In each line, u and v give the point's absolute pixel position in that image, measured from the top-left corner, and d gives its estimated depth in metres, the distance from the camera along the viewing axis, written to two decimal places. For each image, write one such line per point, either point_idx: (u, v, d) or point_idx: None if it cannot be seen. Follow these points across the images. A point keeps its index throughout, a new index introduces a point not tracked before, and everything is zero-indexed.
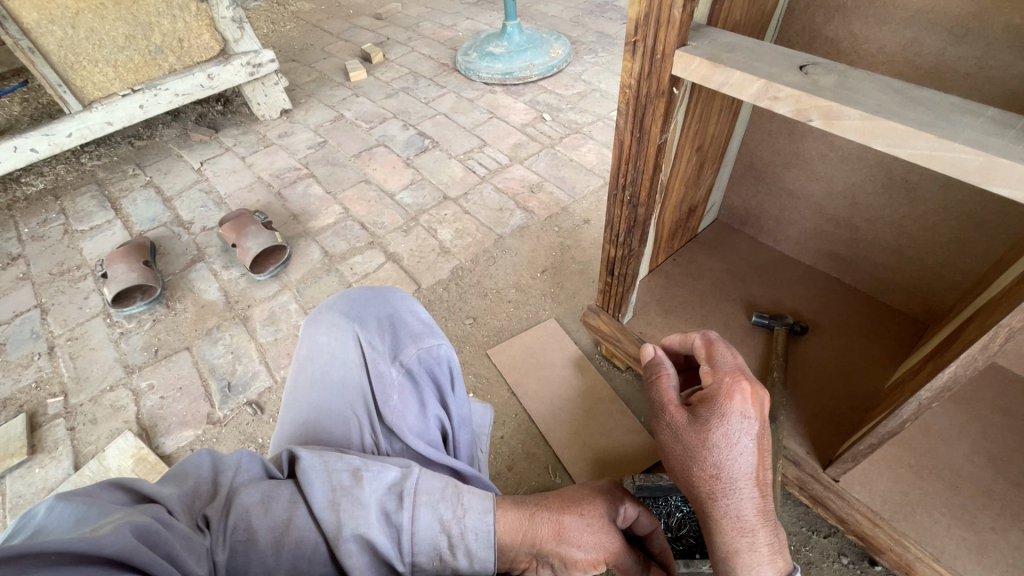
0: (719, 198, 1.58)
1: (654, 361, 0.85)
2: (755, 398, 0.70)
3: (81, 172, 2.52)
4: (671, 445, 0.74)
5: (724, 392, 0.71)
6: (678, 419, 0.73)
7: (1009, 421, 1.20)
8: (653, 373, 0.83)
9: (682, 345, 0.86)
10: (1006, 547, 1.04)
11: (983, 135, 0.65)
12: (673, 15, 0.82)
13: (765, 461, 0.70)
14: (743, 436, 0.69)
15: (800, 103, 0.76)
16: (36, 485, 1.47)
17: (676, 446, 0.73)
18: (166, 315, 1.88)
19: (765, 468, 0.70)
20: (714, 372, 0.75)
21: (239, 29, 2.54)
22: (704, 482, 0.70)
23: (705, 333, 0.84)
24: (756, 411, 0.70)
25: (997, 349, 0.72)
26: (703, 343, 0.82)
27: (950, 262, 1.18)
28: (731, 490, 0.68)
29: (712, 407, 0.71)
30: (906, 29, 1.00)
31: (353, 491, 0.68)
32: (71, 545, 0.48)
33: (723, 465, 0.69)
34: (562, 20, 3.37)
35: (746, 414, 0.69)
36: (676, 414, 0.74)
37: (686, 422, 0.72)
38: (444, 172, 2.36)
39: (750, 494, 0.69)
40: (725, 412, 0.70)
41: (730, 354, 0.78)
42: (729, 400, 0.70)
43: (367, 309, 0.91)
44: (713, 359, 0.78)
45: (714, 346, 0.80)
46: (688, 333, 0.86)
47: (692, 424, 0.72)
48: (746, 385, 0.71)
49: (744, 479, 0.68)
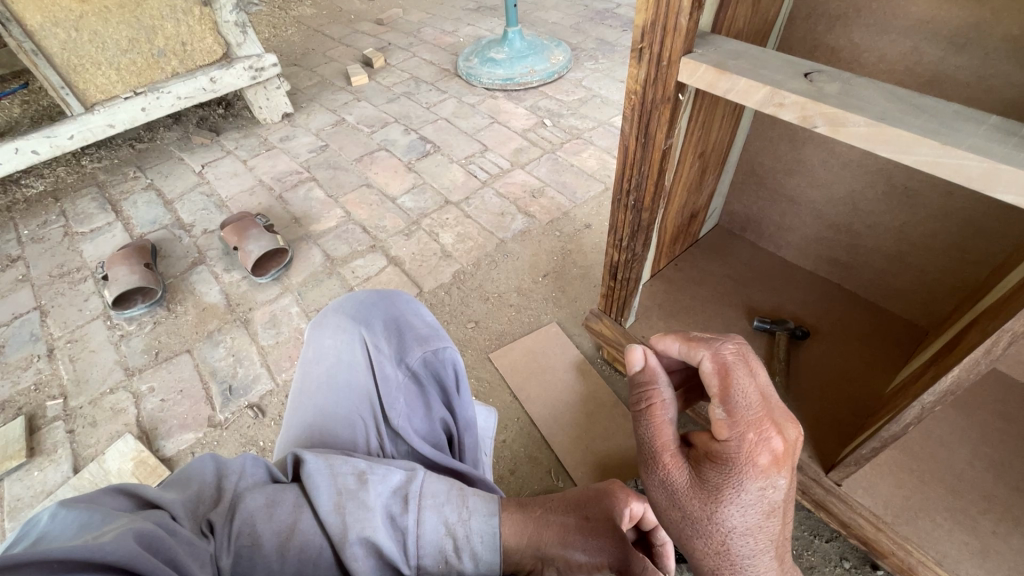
0: (719, 204, 1.60)
1: (650, 391, 0.77)
2: (784, 460, 0.63)
3: (81, 174, 2.52)
4: (672, 502, 0.69)
5: (746, 455, 0.63)
6: (682, 483, 0.68)
7: (1008, 425, 1.21)
8: (650, 408, 0.76)
9: (688, 358, 0.74)
10: (1008, 552, 1.05)
11: (986, 142, 0.66)
12: (679, 23, 0.84)
13: (787, 520, 0.66)
14: (766, 508, 0.64)
15: (805, 110, 0.77)
16: (34, 488, 1.46)
17: (677, 507, 0.68)
18: (166, 317, 1.87)
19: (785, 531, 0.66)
20: (732, 421, 0.65)
21: (242, 34, 2.55)
22: (710, 552, 0.67)
23: (718, 350, 0.71)
24: (785, 478, 0.63)
25: (999, 353, 0.73)
26: (717, 368, 0.69)
27: (948, 269, 1.20)
28: (742, 561, 0.65)
29: (728, 474, 0.64)
30: (906, 38, 1.02)
31: (359, 495, 0.68)
32: (73, 552, 0.48)
33: (736, 539, 0.65)
34: (563, 27, 3.39)
35: (771, 484, 0.63)
36: (680, 475, 0.68)
37: (693, 487, 0.67)
38: (446, 176, 2.37)
39: (765, 563, 0.65)
40: (745, 485, 0.63)
41: (751, 382, 0.67)
42: (752, 467, 0.63)
43: (373, 312, 0.92)
44: (733, 397, 0.66)
45: (731, 376, 0.68)
46: (695, 346, 0.73)
47: (700, 487, 0.66)
48: (775, 443, 0.63)
49: (759, 552, 0.65)
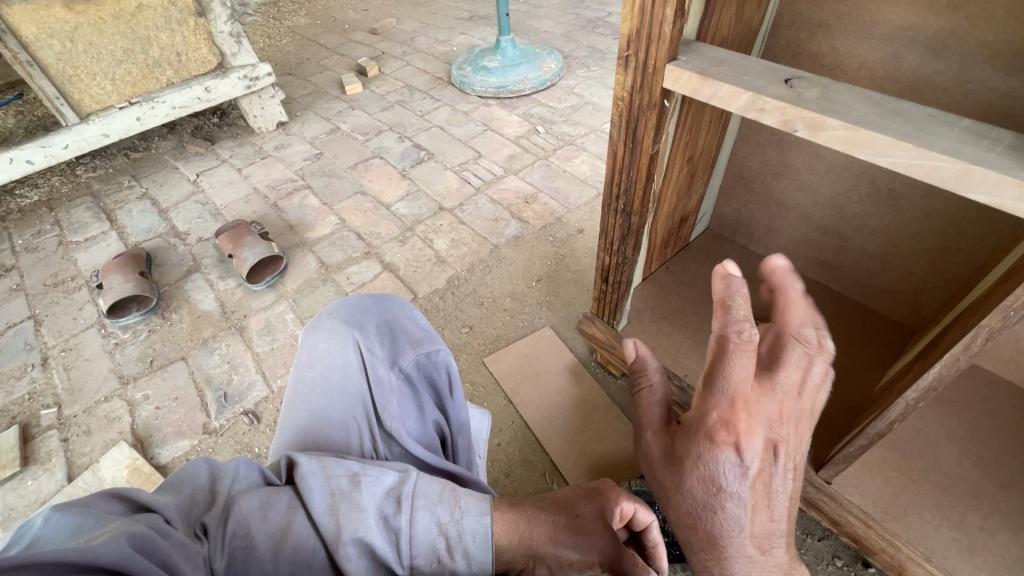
0: (709, 207, 1.62)
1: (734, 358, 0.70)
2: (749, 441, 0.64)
3: (76, 184, 2.52)
4: (649, 478, 0.77)
5: (727, 437, 0.65)
6: (654, 451, 0.76)
7: (993, 422, 1.23)
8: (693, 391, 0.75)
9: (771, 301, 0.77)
10: (995, 547, 1.07)
11: (959, 144, 0.69)
12: (664, 31, 0.86)
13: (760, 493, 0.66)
14: (727, 486, 0.66)
15: (786, 115, 0.79)
16: (28, 497, 1.46)
17: (654, 479, 0.75)
18: (161, 325, 1.88)
19: (767, 496, 0.67)
20: (706, 400, 0.68)
21: (236, 43, 2.57)
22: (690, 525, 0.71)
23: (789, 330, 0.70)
24: (754, 458, 0.65)
25: (977, 349, 0.74)
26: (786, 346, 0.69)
27: (933, 270, 1.22)
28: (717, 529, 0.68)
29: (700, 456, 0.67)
30: (885, 45, 1.05)
31: (351, 496, 0.69)
32: (66, 556, 0.48)
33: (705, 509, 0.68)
34: (555, 35, 3.44)
35: (735, 462, 0.65)
36: (653, 445, 0.77)
37: (661, 456, 0.74)
38: (439, 183, 2.39)
39: (747, 543, 0.68)
40: (720, 463, 0.66)
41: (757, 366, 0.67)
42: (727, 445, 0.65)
43: (367, 315, 0.94)
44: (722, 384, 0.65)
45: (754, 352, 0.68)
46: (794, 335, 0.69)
47: (669, 460, 0.72)
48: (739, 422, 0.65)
49: (745, 520, 0.67)
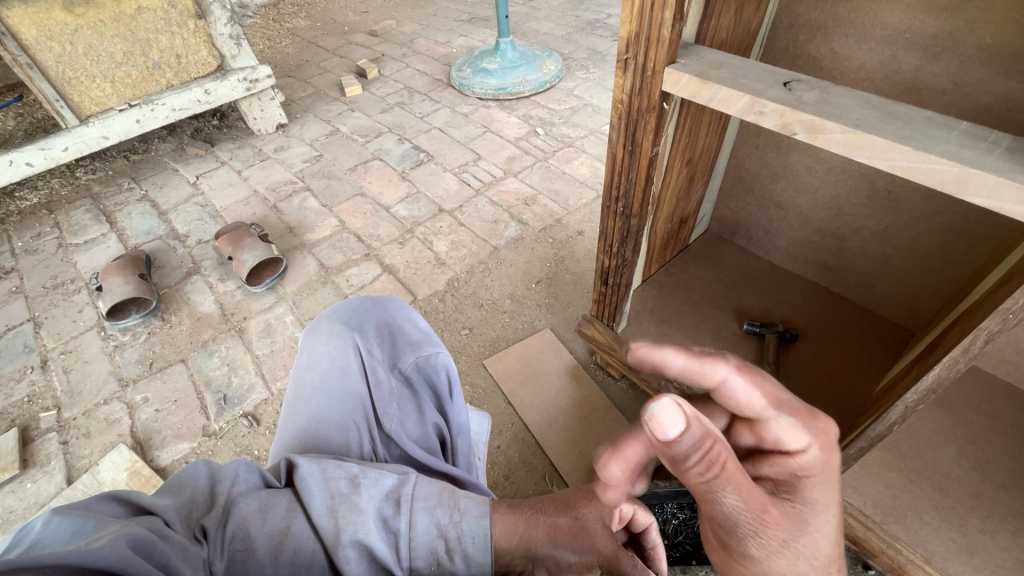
0: (709, 209, 1.62)
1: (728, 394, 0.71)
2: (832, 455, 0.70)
3: (76, 186, 2.53)
4: (777, 558, 0.64)
5: (822, 469, 0.65)
6: (784, 527, 0.63)
7: (993, 424, 1.24)
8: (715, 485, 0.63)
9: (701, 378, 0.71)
10: (995, 548, 1.07)
11: (957, 148, 0.69)
12: (662, 34, 0.86)
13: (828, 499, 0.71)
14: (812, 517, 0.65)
15: (784, 118, 0.79)
16: (27, 500, 1.46)
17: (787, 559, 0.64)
18: (161, 327, 1.88)
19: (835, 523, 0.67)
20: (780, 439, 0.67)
21: (236, 45, 2.57)
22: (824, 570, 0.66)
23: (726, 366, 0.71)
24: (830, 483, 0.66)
25: (977, 352, 0.74)
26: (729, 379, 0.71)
27: (933, 271, 1.22)
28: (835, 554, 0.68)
29: (804, 497, 0.65)
30: (884, 47, 1.05)
31: (351, 498, 0.69)
32: (66, 558, 0.48)
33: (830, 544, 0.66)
34: (554, 37, 3.44)
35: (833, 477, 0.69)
36: (779, 523, 0.63)
37: (791, 525, 0.64)
38: (439, 184, 2.39)
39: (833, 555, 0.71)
40: (828, 491, 0.66)
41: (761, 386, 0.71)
42: (825, 479, 0.66)
43: (367, 318, 0.94)
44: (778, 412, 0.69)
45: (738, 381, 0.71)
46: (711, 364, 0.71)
47: (801, 516, 0.65)
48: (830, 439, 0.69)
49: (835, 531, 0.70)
